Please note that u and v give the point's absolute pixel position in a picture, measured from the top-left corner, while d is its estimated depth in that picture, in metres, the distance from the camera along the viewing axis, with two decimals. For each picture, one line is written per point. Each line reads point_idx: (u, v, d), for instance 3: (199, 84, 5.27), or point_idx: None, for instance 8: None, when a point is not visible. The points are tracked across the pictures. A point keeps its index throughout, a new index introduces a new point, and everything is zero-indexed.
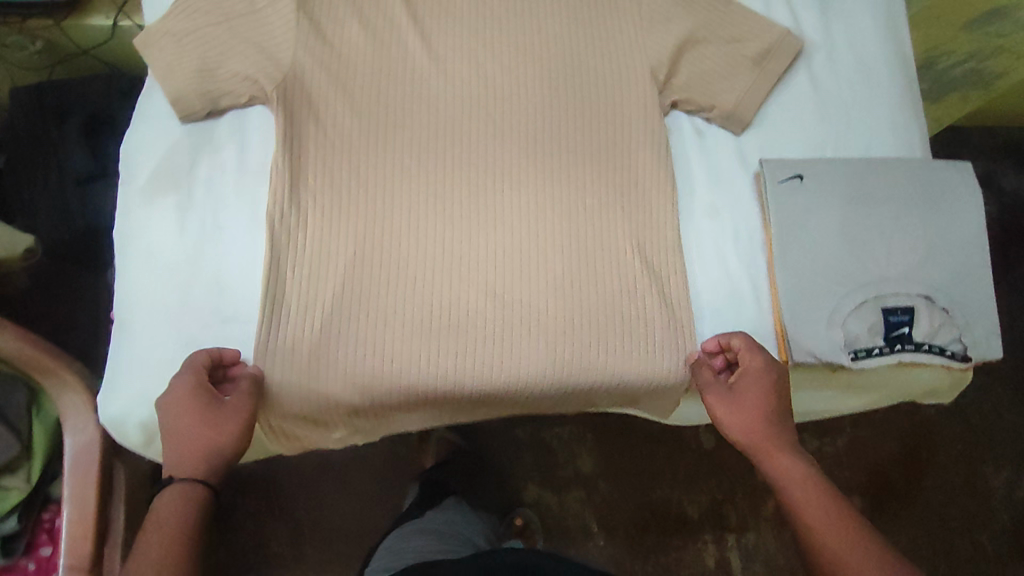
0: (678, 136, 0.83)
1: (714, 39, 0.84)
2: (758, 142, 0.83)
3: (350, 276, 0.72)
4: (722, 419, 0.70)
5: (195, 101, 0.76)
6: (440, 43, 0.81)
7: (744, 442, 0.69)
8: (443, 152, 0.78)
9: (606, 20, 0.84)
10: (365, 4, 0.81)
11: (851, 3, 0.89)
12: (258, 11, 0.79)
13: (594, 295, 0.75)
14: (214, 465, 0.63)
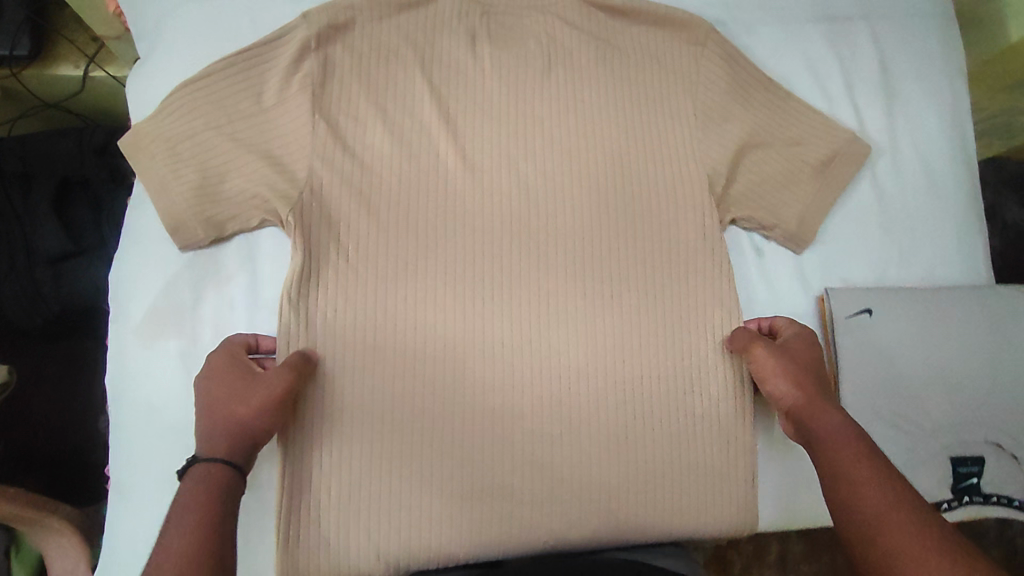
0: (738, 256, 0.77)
1: (775, 143, 0.77)
2: (821, 261, 0.77)
3: (382, 432, 0.67)
4: (771, 375, 0.66)
5: (193, 228, 0.66)
6: (475, 150, 0.72)
7: (789, 392, 0.65)
8: (476, 281, 0.71)
9: (657, 118, 0.75)
10: (390, 104, 0.72)
11: (916, 100, 0.81)
12: (266, 113, 0.69)
13: (642, 441, 0.70)
14: (241, 446, 0.57)
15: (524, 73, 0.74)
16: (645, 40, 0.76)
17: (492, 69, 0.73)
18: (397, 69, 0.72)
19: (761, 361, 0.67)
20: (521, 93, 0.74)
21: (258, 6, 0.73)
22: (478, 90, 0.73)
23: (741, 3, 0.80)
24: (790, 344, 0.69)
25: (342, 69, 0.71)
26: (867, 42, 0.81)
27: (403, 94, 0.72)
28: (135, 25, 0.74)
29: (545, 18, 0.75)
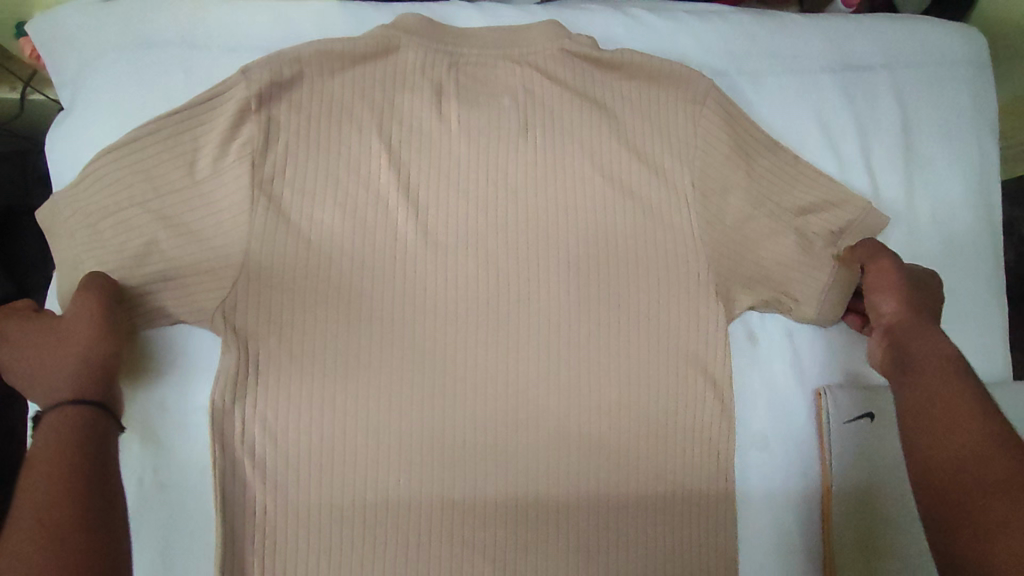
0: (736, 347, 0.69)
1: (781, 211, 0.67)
2: (819, 354, 0.70)
3: (327, 541, 0.61)
4: (882, 289, 0.64)
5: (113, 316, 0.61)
6: (438, 223, 0.64)
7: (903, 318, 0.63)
8: (437, 373, 0.63)
9: (648, 186, 0.67)
10: (342, 171, 0.63)
11: (940, 164, 0.72)
12: (196, 187, 0.61)
13: (612, 548, 0.65)
14: (79, 380, 0.55)
15: (495, 134, 0.65)
16: (635, 97, 0.67)
17: (459, 130, 0.65)
18: (351, 132, 0.63)
19: (878, 273, 0.65)
20: (492, 157, 0.65)
21: (190, 52, 0.64)
22: (443, 155, 0.64)
23: (748, 51, 0.70)
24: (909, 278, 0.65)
25: (287, 133, 0.62)
26: (889, 95, 0.71)
27: (357, 161, 0.63)
28: (55, 72, 0.65)
29: (522, 71, 0.66)
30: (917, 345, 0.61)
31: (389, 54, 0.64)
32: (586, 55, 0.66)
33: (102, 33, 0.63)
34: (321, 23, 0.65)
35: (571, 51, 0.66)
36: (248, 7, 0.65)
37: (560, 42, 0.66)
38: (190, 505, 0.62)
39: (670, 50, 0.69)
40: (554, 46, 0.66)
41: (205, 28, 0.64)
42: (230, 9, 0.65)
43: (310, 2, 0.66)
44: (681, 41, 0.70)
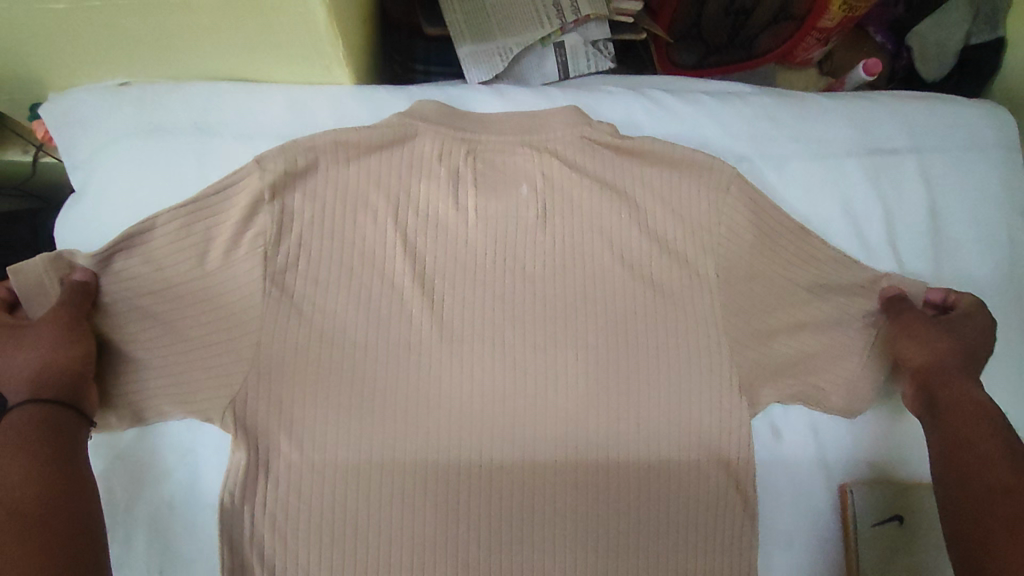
0: (759, 443, 0.68)
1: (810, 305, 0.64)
2: (845, 449, 0.68)
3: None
4: (913, 339, 0.62)
5: (111, 404, 0.59)
6: (455, 314, 0.63)
7: (934, 367, 0.61)
8: (450, 471, 0.61)
9: (670, 275, 0.65)
10: (356, 261, 0.62)
11: (970, 250, 0.69)
12: (206, 278, 0.60)
13: None
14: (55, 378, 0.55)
15: (513, 223, 0.64)
16: (656, 183, 0.65)
17: (477, 219, 0.63)
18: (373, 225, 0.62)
19: (903, 323, 0.63)
20: (510, 246, 0.64)
21: (206, 140, 0.63)
22: (459, 245, 0.63)
23: (771, 134, 0.68)
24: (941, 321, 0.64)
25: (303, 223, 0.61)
26: (917, 180, 0.69)
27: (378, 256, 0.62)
28: (66, 155, 0.64)
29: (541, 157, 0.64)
30: (950, 392, 0.60)
31: (405, 142, 0.63)
32: (606, 143, 0.65)
33: (116, 119, 0.62)
34: (337, 110, 0.65)
35: (592, 138, 0.65)
36: (265, 93, 0.64)
37: (580, 129, 0.65)
38: None
39: (692, 133, 0.68)
40: (574, 132, 0.65)
41: (220, 115, 0.63)
42: (246, 95, 0.64)
43: (328, 88, 0.65)
44: (703, 123, 0.68)
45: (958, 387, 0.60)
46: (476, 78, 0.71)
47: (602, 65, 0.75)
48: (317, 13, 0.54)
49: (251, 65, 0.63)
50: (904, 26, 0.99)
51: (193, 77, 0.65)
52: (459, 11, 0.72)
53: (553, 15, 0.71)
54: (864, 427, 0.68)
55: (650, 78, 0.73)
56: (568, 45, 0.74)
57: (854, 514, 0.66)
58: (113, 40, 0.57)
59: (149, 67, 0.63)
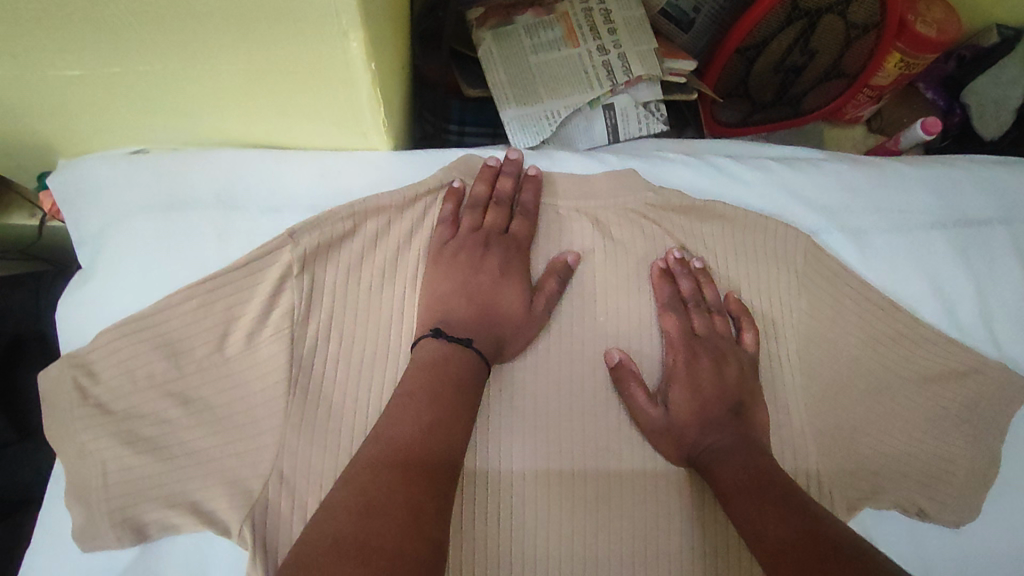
0: (881, 544, 0.57)
1: (712, 350, 0.56)
2: (969, 556, 0.57)
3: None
4: (679, 379, 0.55)
5: (108, 527, 0.49)
6: (453, 306, 0.54)
7: (681, 404, 0.54)
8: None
9: (749, 353, 0.57)
10: (395, 340, 0.55)
11: None
12: (224, 365, 0.52)
13: None
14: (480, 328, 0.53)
15: (504, 244, 0.57)
16: (728, 247, 0.60)
17: (477, 216, 0.58)
18: (498, 212, 0.58)
19: (694, 370, 0.55)
20: (500, 261, 0.56)
21: (228, 213, 0.57)
22: (494, 257, 0.57)
23: (847, 205, 0.62)
24: (668, 392, 0.54)
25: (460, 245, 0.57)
26: (1009, 252, 0.63)
27: (504, 244, 0.57)
28: (76, 227, 0.58)
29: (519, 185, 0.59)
30: (715, 468, 0.50)
31: (453, 209, 0.58)
32: (671, 217, 0.60)
33: (133, 190, 0.57)
34: (374, 177, 0.59)
35: (658, 205, 0.60)
36: (294, 160, 0.58)
37: (645, 195, 0.60)
38: None
39: (764, 203, 0.62)
40: (635, 199, 0.60)
41: (244, 185, 0.57)
42: (274, 162, 0.58)
43: (363, 154, 0.59)
44: (773, 193, 0.62)
45: (718, 456, 0.51)
46: (520, 143, 0.66)
47: (653, 127, 0.69)
48: (361, 81, 0.49)
49: (280, 133, 0.57)
50: (959, 83, 0.93)
51: (216, 144, 0.59)
52: (501, 71, 0.67)
53: (603, 76, 0.67)
54: (988, 528, 0.58)
55: (705, 144, 0.68)
56: (618, 107, 0.68)
57: None
58: (133, 108, 0.52)
59: (169, 133, 0.57)
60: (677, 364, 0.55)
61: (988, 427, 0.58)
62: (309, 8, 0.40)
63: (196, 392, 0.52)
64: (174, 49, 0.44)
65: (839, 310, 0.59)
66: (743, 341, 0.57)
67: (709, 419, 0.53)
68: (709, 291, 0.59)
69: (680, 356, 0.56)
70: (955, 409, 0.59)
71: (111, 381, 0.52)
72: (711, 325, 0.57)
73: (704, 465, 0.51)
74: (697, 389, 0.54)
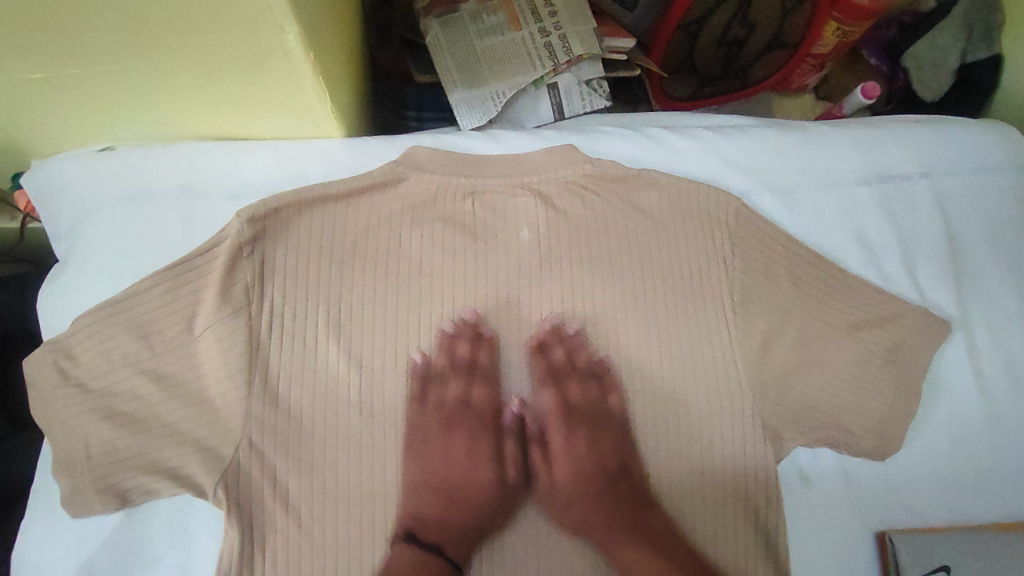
0: (798, 485, 0.62)
1: (595, 420, 0.61)
2: (891, 485, 0.62)
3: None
4: (589, 441, 0.60)
5: (92, 493, 0.53)
6: (422, 502, 0.58)
7: (588, 465, 0.60)
8: (459, 519, 0.57)
9: (645, 396, 0.61)
10: (352, 315, 0.60)
11: (994, 272, 0.67)
12: (193, 343, 0.56)
13: None
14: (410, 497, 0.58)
15: (468, 423, 0.61)
16: (663, 212, 0.64)
17: (252, 351, 0.57)
18: (236, 344, 0.56)
19: (598, 433, 0.61)
20: (465, 442, 0.61)
21: (192, 201, 0.61)
22: (262, 363, 0.57)
23: (776, 167, 0.67)
24: (578, 444, 0.61)
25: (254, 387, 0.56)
26: (930, 204, 0.68)
27: (270, 373, 0.57)
28: (52, 223, 0.62)
29: (258, 287, 0.58)
30: (652, 525, 0.58)
31: (402, 189, 0.62)
32: (609, 188, 0.64)
33: (100, 186, 0.61)
34: (328, 161, 0.62)
35: (596, 177, 0.64)
36: (251, 150, 0.62)
37: (583, 167, 0.64)
38: None
39: (697, 170, 0.66)
40: (574, 172, 0.64)
41: (204, 175, 0.61)
42: (232, 152, 0.62)
43: (316, 142, 0.63)
44: (706, 159, 0.66)
45: (623, 534, 0.57)
46: (468, 124, 0.70)
47: (596, 104, 0.73)
48: (304, 71, 0.52)
49: (236, 124, 0.61)
50: (899, 50, 0.96)
51: (178, 138, 0.63)
52: (449, 57, 0.71)
53: (545, 57, 0.70)
54: (910, 460, 0.62)
55: (645, 117, 0.72)
56: (561, 86, 0.72)
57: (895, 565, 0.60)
58: (95, 107, 0.56)
59: (132, 129, 0.61)
60: (565, 438, 0.61)
61: (911, 366, 0.63)
62: (244, 5, 0.44)
63: (169, 369, 0.56)
64: (125, 49, 0.48)
65: (768, 267, 0.64)
66: (614, 402, 0.61)
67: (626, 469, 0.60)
68: (587, 356, 0.62)
69: (575, 423, 0.61)
70: (882, 351, 0.63)
71: (90, 362, 0.56)
72: (600, 394, 0.62)
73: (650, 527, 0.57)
74: (580, 460, 0.60)
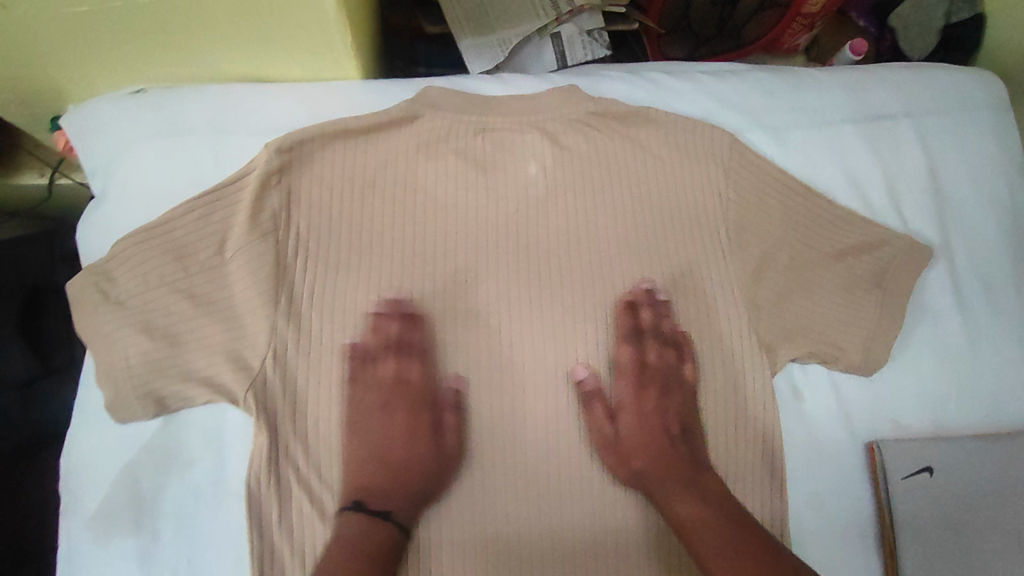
0: (790, 399, 0.67)
1: (662, 383, 0.64)
2: (876, 400, 0.67)
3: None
4: (626, 412, 0.63)
5: (135, 399, 0.58)
6: (369, 475, 0.60)
7: (624, 437, 0.63)
8: (473, 429, 0.62)
9: (693, 383, 0.65)
10: (371, 243, 0.64)
11: (972, 204, 0.71)
12: (224, 266, 0.60)
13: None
14: (407, 495, 0.59)
15: (402, 398, 0.63)
16: (661, 147, 0.68)
17: (381, 369, 0.62)
18: (399, 363, 0.62)
19: (626, 412, 0.64)
20: (407, 423, 0.62)
21: (220, 137, 0.65)
22: (391, 381, 0.62)
23: (768, 107, 0.71)
24: (620, 414, 0.64)
25: (363, 399, 0.62)
26: (913, 141, 0.72)
27: (405, 398, 0.63)
28: (87, 160, 0.66)
29: (406, 328, 0.63)
30: (671, 500, 0.59)
31: (416, 126, 0.66)
32: (610, 125, 0.68)
33: (133, 124, 0.65)
34: (346, 101, 0.66)
35: (598, 114, 0.67)
36: (275, 90, 0.66)
37: (586, 105, 0.67)
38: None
39: (693, 110, 0.70)
40: (578, 110, 0.67)
41: (233, 113, 0.65)
42: (257, 92, 0.66)
43: (336, 82, 0.67)
44: (701, 100, 0.70)
45: (672, 491, 0.60)
46: (477, 69, 0.74)
47: (597, 52, 0.77)
48: (327, 10, 0.56)
49: (261, 65, 0.65)
50: (886, 9, 1.02)
51: (205, 79, 0.67)
52: (458, 8, 0.75)
53: (549, 7, 0.74)
54: (893, 377, 0.67)
55: (644, 64, 0.76)
56: (564, 35, 0.76)
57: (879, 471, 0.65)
58: (131, 46, 0.60)
59: (162, 70, 0.65)
60: (624, 396, 0.64)
61: (896, 289, 0.67)
62: None
63: (202, 289, 0.60)
64: None
65: (762, 197, 0.67)
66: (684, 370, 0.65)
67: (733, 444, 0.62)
68: (650, 316, 0.64)
69: (618, 401, 0.64)
70: (868, 276, 0.67)
71: (127, 283, 0.60)
72: (675, 359, 0.65)
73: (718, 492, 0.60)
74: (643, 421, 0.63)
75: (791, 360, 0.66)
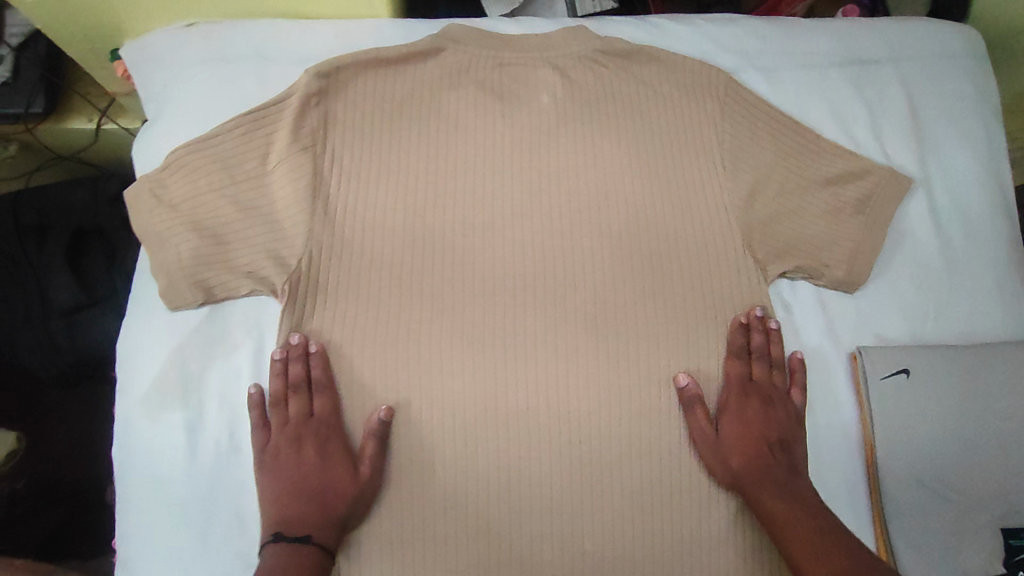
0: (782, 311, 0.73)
1: (763, 394, 0.68)
2: (858, 315, 0.73)
3: (363, 554, 0.64)
4: (729, 417, 0.66)
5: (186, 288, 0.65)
6: (297, 506, 0.61)
7: (726, 453, 0.65)
8: (487, 328, 0.67)
9: (797, 405, 0.69)
10: (398, 160, 0.70)
11: (951, 141, 0.77)
12: (266, 175, 0.67)
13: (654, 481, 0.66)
14: (324, 524, 0.61)
15: (311, 434, 0.64)
16: (663, 82, 0.74)
17: (287, 407, 0.64)
18: (319, 399, 0.64)
19: (727, 421, 0.66)
20: (322, 454, 0.63)
21: (263, 65, 0.72)
22: (288, 418, 0.64)
23: (762, 51, 0.78)
24: (721, 420, 0.66)
25: (281, 439, 0.64)
26: (896, 83, 0.78)
27: (314, 430, 0.64)
28: (143, 86, 0.73)
29: (311, 363, 0.64)
30: (766, 498, 0.62)
31: (440, 59, 0.73)
32: (615, 62, 0.74)
33: (186, 53, 0.72)
34: (378, 36, 0.74)
35: (604, 51, 0.74)
36: (314, 26, 0.73)
37: (594, 43, 0.74)
38: (256, 450, 0.65)
39: (693, 52, 0.77)
40: (586, 47, 0.74)
41: (277, 45, 0.73)
42: (298, 28, 0.73)
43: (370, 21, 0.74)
44: (700, 43, 0.77)
45: (768, 491, 0.62)
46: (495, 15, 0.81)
47: (605, 4, 0.84)
48: None
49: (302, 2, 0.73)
50: None
51: (250, 16, 0.75)
52: None
53: None
54: (875, 294, 0.73)
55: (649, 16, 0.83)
56: None
57: (860, 377, 0.70)
58: None
59: (215, 6, 0.72)
60: (728, 399, 0.67)
61: (878, 212, 0.73)
62: None
63: (246, 195, 0.67)
64: None
65: (755, 127, 0.73)
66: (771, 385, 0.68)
67: (750, 453, 0.65)
68: (757, 338, 0.68)
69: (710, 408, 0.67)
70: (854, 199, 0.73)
71: (179, 188, 0.67)
72: (784, 379, 0.69)
73: (753, 494, 0.63)
74: (747, 424, 0.66)
75: (781, 275, 0.72)
